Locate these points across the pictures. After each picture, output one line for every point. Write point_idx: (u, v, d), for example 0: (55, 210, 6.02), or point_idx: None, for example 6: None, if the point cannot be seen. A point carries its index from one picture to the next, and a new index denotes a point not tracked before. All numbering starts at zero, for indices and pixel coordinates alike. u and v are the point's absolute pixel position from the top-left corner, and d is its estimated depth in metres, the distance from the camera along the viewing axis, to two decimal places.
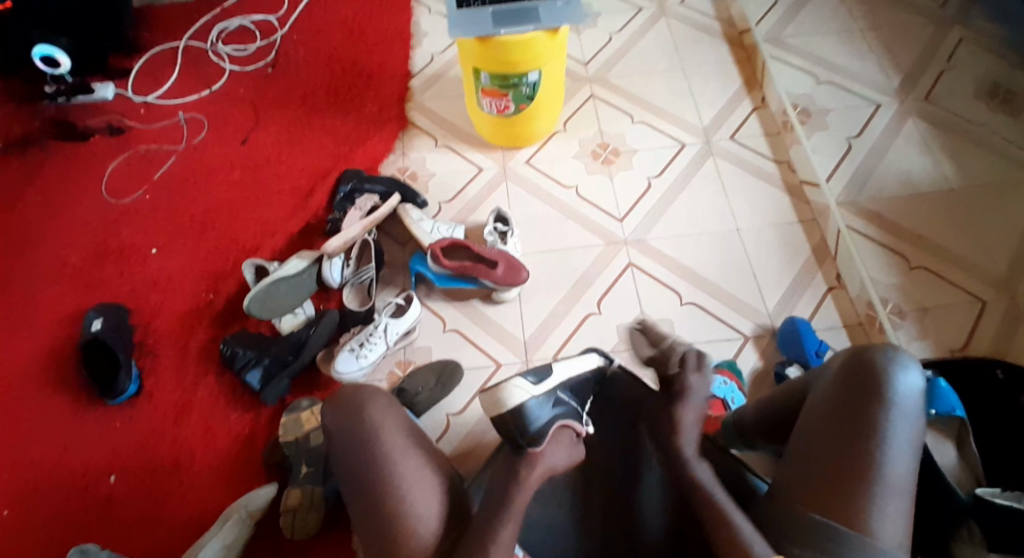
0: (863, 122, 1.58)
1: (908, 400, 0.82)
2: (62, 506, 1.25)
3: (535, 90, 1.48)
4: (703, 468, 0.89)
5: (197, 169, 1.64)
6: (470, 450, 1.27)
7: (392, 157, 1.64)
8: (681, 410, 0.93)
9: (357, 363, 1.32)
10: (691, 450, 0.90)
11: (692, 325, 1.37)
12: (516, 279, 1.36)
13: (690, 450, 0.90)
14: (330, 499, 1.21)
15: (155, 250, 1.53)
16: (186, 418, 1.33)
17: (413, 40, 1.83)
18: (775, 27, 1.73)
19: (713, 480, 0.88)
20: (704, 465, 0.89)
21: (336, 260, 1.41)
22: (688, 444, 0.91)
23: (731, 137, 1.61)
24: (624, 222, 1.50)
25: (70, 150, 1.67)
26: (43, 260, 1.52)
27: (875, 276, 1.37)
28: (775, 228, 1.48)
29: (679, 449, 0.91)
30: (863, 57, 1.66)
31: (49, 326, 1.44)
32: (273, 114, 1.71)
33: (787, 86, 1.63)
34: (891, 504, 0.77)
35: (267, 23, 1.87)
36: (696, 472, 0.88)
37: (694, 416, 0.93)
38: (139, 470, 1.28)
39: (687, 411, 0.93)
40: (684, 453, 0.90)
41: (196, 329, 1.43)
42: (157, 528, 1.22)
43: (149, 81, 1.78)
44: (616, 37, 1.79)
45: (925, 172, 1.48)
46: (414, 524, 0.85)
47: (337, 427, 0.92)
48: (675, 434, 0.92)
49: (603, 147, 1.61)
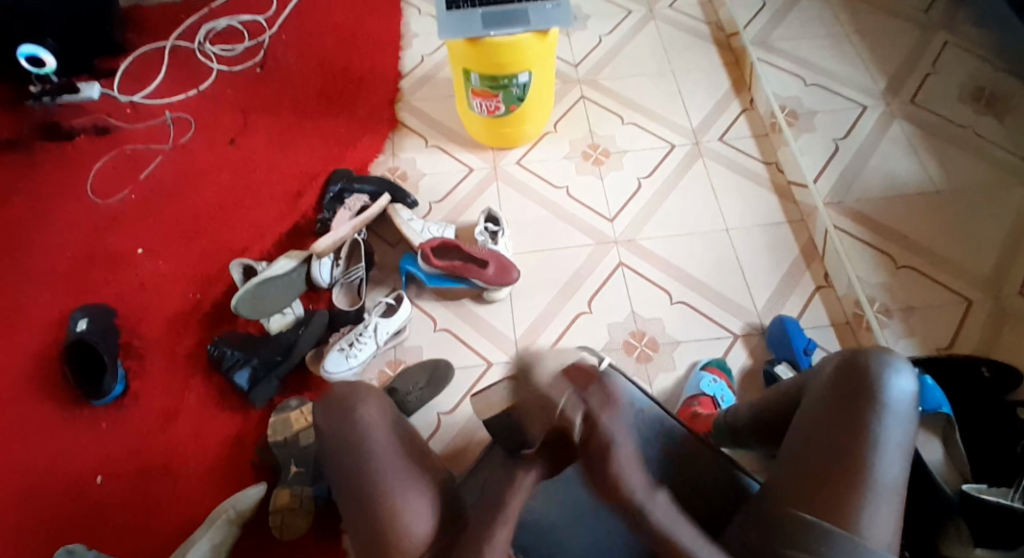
0: (851, 125, 1.59)
1: (900, 402, 0.83)
2: (47, 509, 1.23)
3: (525, 91, 1.48)
4: (657, 500, 0.75)
5: (186, 169, 1.63)
6: (461, 451, 1.27)
7: (383, 158, 1.64)
8: (613, 464, 0.76)
9: (346, 363, 1.31)
10: (639, 489, 0.75)
11: (681, 325, 1.38)
12: (508, 279, 1.37)
13: (640, 490, 0.75)
14: (319, 500, 1.20)
15: (142, 252, 1.51)
16: (173, 420, 1.31)
17: (403, 42, 1.83)
18: (762, 31, 1.75)
19: (673, 511, 0.75)
20: (658, 497, 0.75)
21: (326, 260, 1.39)
22: (633, 485, 0.75)
23: (719, 139, 1.62)
24: (615, 223, 1.51)
25: (56, 151, 1.66)
26: (28, 262, 1.50)
27: (862, 275, 1.38)
28: (763, 228, 1.49)
29: (625, 491, 0.75)
30: (849, 62, 1.68)
31: (34, 328, 1.42)
32: (262, 115, 1.70)
33: (775, 89, 1.65)
34: (882, 504, 0.78)
35: (255, 24, 1.86)
36: (653, 514, 0.74)
37: (631, 450, 0.77)
38: (126, 472, 1.27)
39: None
40: (631, 492, 0.75)
41: (184, 330, 1.42)
42: (144, 531, 1.21)
43: (137, 82, 1.77)
44: (605, 40, 1.80)
45: (911, 174, 1.50)
46: (407, 522, 0.85)
47: (327, 426, 0.92)
48: (613, 486, 0.75)
49: (593, 149, 1.62)
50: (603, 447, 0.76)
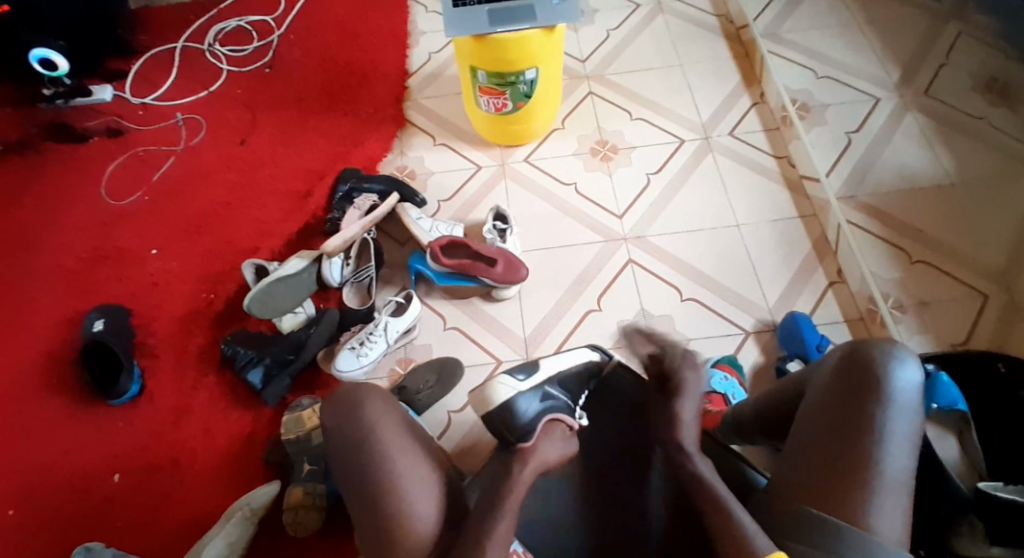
0: (862, 117, 1.57)
1: (906, 394, 0.82)
2: (64, 507, 1.25)
3: (532, 88, 1.48)
4: (703, 460, 0.88)
5: (197, 170, 1.64)
6: (470, 449, 1.27)
7: (391, 156, 1.64)
8: (677, 405, 0.93)
9: (357, 362, 1.32)
10: (689, 443, 0.90)
11: (691, 322, 1.37)
12: (516, 277, 1.36)
13: (689, 443, 0.90)
14: (331, 498, 1.21)
15: (154, 252, 1.53)
16: (187, 419, 1.33)
17: (410, 40, 1.83)
18: (772, 23, 1.73)
19: (711, 469, 0.87)
20: (704, 457, 0.88)
21: (336, 259, 1.40)
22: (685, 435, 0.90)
23: (729, 133, 1.61)
24: (623, 219, 1.50)
25: (68, 154, 1.67)
26: (43, 263, 1.52)
27: (876, 271, 1.36)
28: (774, 223, 1.47)
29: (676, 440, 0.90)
30: (861, 52, 1.66)
31: (50, 328, 1.44)
32: (272, 115, 1.71)
33: (786, 82, 1.63)
34: (889, 498, 0.77)
35: (264, 24, 1.87)
36: (693, 462, 0.88)
37: (693, 406, 0.93)
38: (140, 471, 1.28)
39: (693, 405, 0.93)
40: (682, 443, 0.90)
41: (196, 330, 1.43)
42: (159, 528, 1.23)
43: (148, 83, 1.78)
44: (613, 35, 1.78)
45: (924, 166, 1.48)
46: (414, 521, 0.85)
47: (336, 427, 0.93)
48: (671, 429, 0.91)
49: (601, 145, 1.61)
50: (672, 392, 0.94)
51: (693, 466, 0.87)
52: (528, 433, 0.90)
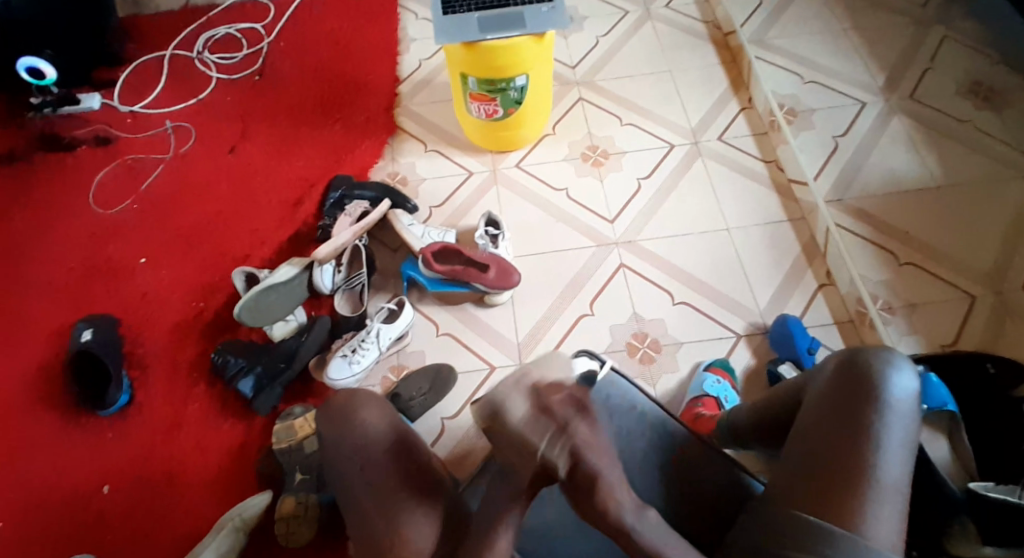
0: (849, 122, 1.58)
1: (902, 401, 0.83)
2: (53, 520, 1.24)
3: (523, 94, 1.48)
4: (645, 519, 0.79)
5: (187, 178, 1.63)
6: (465, 455, 1.27)
7: (382, 163, 1.64)
8: (602, 485, 0.78)
9: (350, 369, 1.31)
10: (628, 513, 0.78)
11: (683, 325, 1.38)
12: (508, 282, 1.36)
13: (629, 512, 0.78)
14: (325, 507, 1.20)
15: (144, 261, 1.52)
16: (178, 429, 1.32)
17: (401, 47, 1.84)
18: (759, 29, 1.75)
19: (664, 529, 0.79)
20: (646, 514, 0.79)
21: (327, 266, 1.40)
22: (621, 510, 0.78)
23: (718, 138, 1.62)
24: (615, 224, 1.51)
25: (55, 162, 1.66)
26: (31, 273, 1.51)
27: (865, 273, 1.38)
28: (765, 227, 1.49)
29: (614, 518, 0.78)
30: (846, 58, 1.68)
31: (37, 339, 1.43)
32: (261, 122, 1.71)
33: (773, 87, 1.64)
34: (886, 504, 0.77)
35: (254, 32, 1.87)
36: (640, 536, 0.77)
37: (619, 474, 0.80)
38: (131, 482, 1.27)
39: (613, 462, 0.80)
40: (621, 519, 0.78)
41: (187, 339, 1.42)
42: (151, 539, 1.21)
43: (136, 92, 1.78)
44: (602, 41, 1.80)
45: (911, 170, 1.49)
46: (411, 528, 0.85)
47: (330, 436, 0.93)
48: (603, 506, 0.78)
49: (592, 150, 1.62)
50: (592, 480, 0.78)
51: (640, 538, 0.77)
52: None
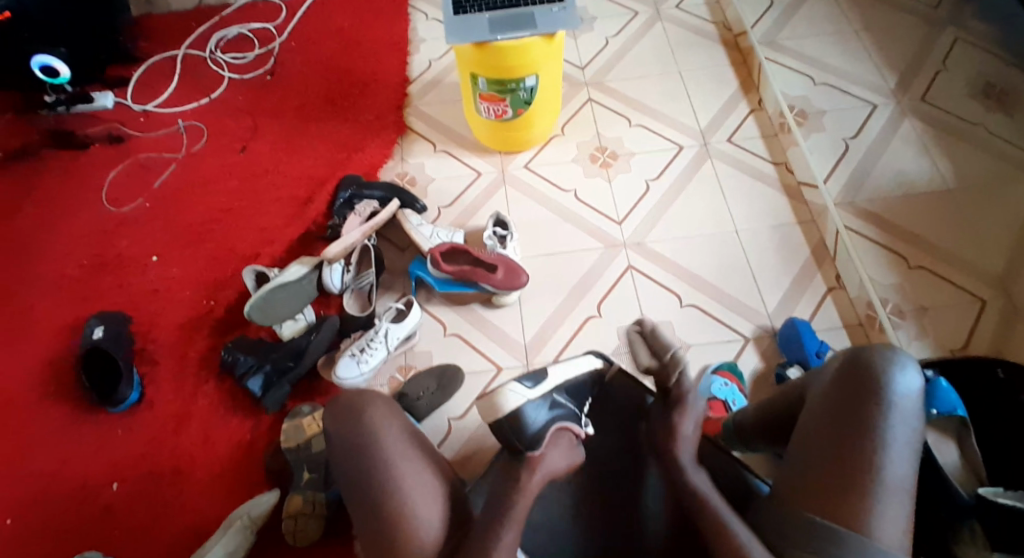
0: (860, 124, 1.58)
1: (905, 400, 0.82)
2: (64, 514, 1.25)
3: (532, 95, 1.48)
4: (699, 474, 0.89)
5: (197, 177, 1.64)
6: (471, 455, 1.28)
7: (391, 163, 1.65)
8: (679, 420, 0.93)
9: (358, 369, 1.32)
10: (687, 461, 0.90)
11: (691, 327, 1.37)
12: (516, 283, 1.37)
13: (687, 463, 0.89)
14: (333, 504, 1.21)
15: (154, 259, 1.53)
16: (187, 426, 1.33)
17: (411, 47, 1.84)
18: (770, 29, 1.74)
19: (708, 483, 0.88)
20: (700, 472, 0.89)
21: (336, 266, 1.41)
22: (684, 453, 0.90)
23: (727, 140, 1.62)
24: (623, 224, 1.51)
25: (69, 160, 1.68)
26: (43, 269, 1.52)
27: (875, 277, 1.37)
28: (773, 229, 1.48)
29: (675, 454, 0.90)
30: (858, 59, 1.67)
31: (49, 335, 1.44)
32: (272, 121, 1.72)
33: (783, 88, 1.63)
34: (891, 505, 0.77)
35: (265, 32, 1.88)
36: (691, 479, 0.88)
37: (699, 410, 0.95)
38: (140, 478, 1.28)
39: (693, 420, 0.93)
40: (680, 458, 0.90)
41: (197, 336, 1.43)
42: (160, 535, 1.23)
43: (149, 91, 1.79)
44: (612, 42, 1.79)
45: (922, 172, 1.48)
46: (416, 528, 0.85)
47: (336, 431, 0.94)
48: (671, 441, 0.91)
49: (600, 151, 1.62)
50: (675, 404, 0.94)
51: (689, 479, 0.87)
52: (537, 441, 0.90)
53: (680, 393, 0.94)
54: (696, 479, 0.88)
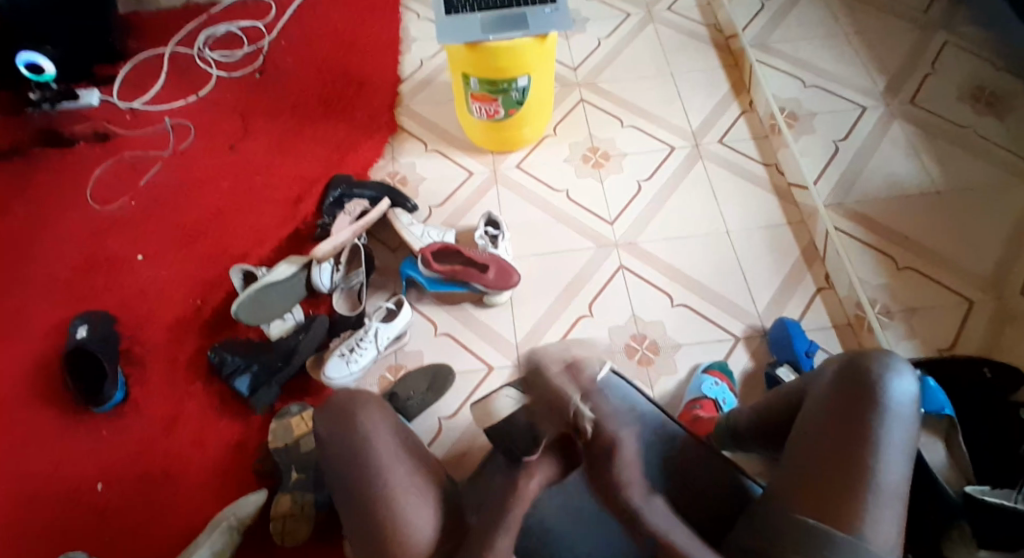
0: (850, 126, 1.59)
1: (902, 405, 0.83)
2: (47, 516, 1.23)
3: (524, 95, 1.48)
4: (652, 504, 0.82)
5: (186, 175, 1.63)
6: (462, 456, 1.27)
7: (382, 162, 1.64)
8: (615, 467, 0.84)
9: (347, 368, 1.31)
10: (635, 496, 0.82)
11: (682, 327, 1.37)
12: (508, 283, 1.36)
13: (637, 495, 0.82)
14: (322, 507, 1.19)
15: (141, 258, 1.51)
16: (174, 427, 1.31)
17: (402, 46, 1.84)
18: (761, 32, 1.75)
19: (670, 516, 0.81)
20: (653, 501, 0.82)
21: (326, 265, 1.39)
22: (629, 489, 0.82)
23: (719, 141, 1.62)
24: (615, 225, 1.51)
25: (55, 158, 1.66)
26: (27, 268, 1.50)
27: (864, 277, 1.38)
28: (764, 230, 1.48)
29: (624, 500, 0.82)
30: (848, 62, 1.68)
31: (33, 335, 1.42)
32: (262, 120, 1.70)
33: (775, 91, 1.64)
34: (885, 508, 0.77)
35: (255, 30, 1.86)
36: (649, 519, 0.80)
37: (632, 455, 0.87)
38: (126, 479, 1.26)
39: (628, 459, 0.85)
40: (631, 502, 0.82)
41: (185, 336, 1.41)
42: (145, 538, 1.21)
43: (136, 88, 1.77)
44: (604, 43, 1.80)
45: (911, 175, 1.49)
46: (407, 529, 0.84)
47: (326, 432, 0.92)
48: (616, 490, 0.83)
49: (593, 152, 1.62)
50: (608, 446, 0.86)
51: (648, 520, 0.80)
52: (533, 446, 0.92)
53: (608, 434, 0.87)
54: (653, 517, 0.80)
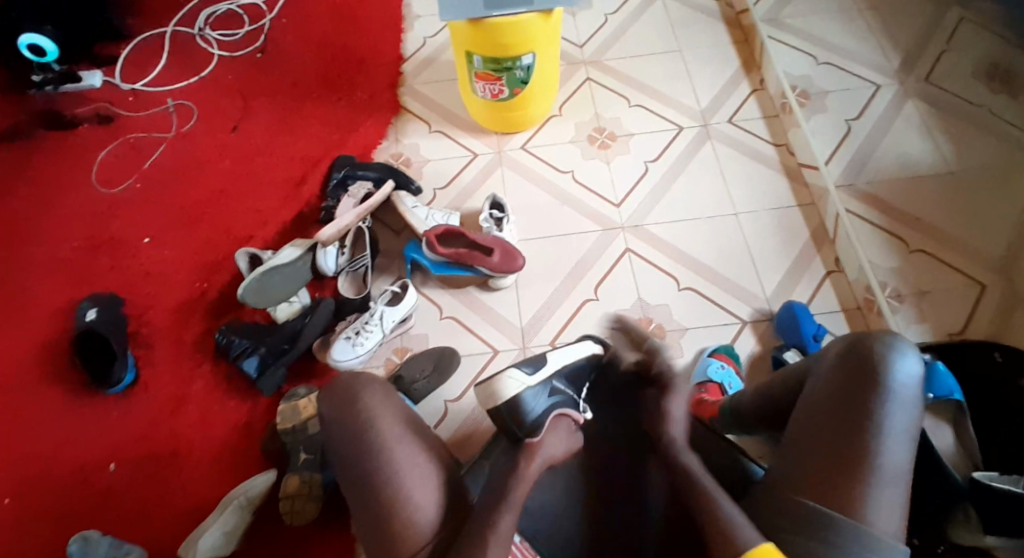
0: (863, 104, 1.56)
1: (906, 388, 0.81)
2: (58, 496, 1.25)
3: (529, 74, 1.45)
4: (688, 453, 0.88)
5: (189, 157, 1.62)
6: (468, 438, 1.27)
7: (386, 143, 1.62)
8: (669, 402, 0.92)
9: (353, 351, 1.31)
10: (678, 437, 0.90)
11: (688, 310, 1.36)
12: (513, 266, 1.35)
13: (680, 438, 0.90)
14: (328, 486, 1.21)
15: (147, 241, 1.51)
16: (182, 409, 1.32)
17: (405, 24, 1.81)
18: (773, 7, 1.71)
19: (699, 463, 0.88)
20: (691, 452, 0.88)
21: (331, 248, 1.39)
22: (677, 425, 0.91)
23: (728, 120, 1.59)
24: (621, 207, 1.49)
25: (59, 140, 1.65)
26: (35, 252, 1.51)
27: (875, 260, 1.36)
28: (774, 212, 1.47)
29: (668, 436, 0.90)
30: (861, 37, 1.64)
31: (41, 318, 1.43)
32: (264, 100, 1.69)
33: (786, 68, 1.60)
34: (886, 490, 0.77)
35: (256, 8, 1.84)
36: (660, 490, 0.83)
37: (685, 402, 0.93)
38: (136, 460, 1.28)
39: (683, 399, 0.92)
40: (672, 439, 0.90)
41: (191, 319, 1.42)
42: (155, 519, 1.22)
43: (139, 69, 1.75)
44: (611, 20, 1.76)
45: (924, 155, 1.46)
46: (411, 515, 0.85)
47: (333, 417, 0.92)
48: (664, 425, 0.91)
49: (599, 132, 1.59)
50: (666, 386, 0.93)
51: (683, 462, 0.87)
52: (537, 428, 0.90)
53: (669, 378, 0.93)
54: (689, 459, 0.88)
